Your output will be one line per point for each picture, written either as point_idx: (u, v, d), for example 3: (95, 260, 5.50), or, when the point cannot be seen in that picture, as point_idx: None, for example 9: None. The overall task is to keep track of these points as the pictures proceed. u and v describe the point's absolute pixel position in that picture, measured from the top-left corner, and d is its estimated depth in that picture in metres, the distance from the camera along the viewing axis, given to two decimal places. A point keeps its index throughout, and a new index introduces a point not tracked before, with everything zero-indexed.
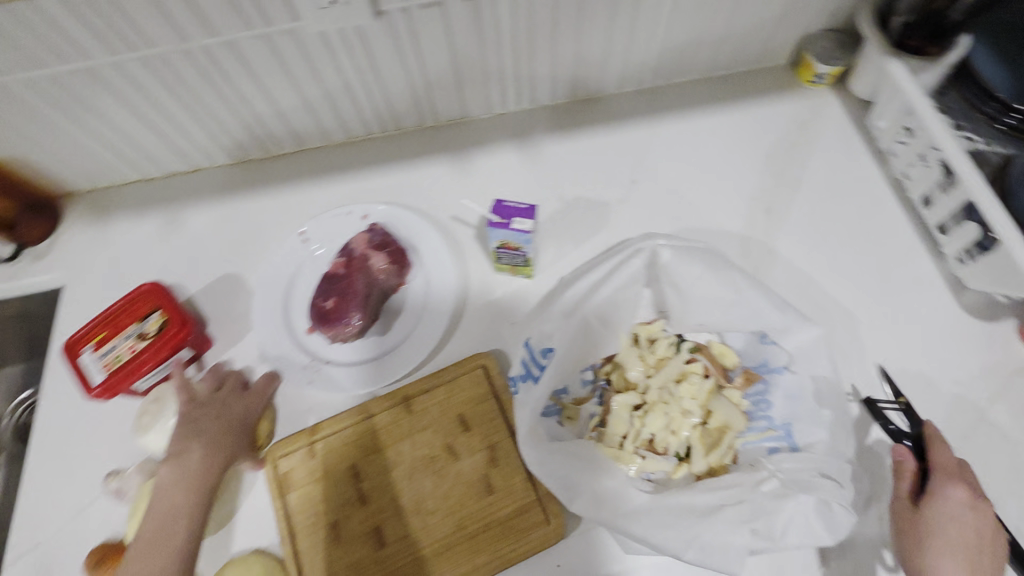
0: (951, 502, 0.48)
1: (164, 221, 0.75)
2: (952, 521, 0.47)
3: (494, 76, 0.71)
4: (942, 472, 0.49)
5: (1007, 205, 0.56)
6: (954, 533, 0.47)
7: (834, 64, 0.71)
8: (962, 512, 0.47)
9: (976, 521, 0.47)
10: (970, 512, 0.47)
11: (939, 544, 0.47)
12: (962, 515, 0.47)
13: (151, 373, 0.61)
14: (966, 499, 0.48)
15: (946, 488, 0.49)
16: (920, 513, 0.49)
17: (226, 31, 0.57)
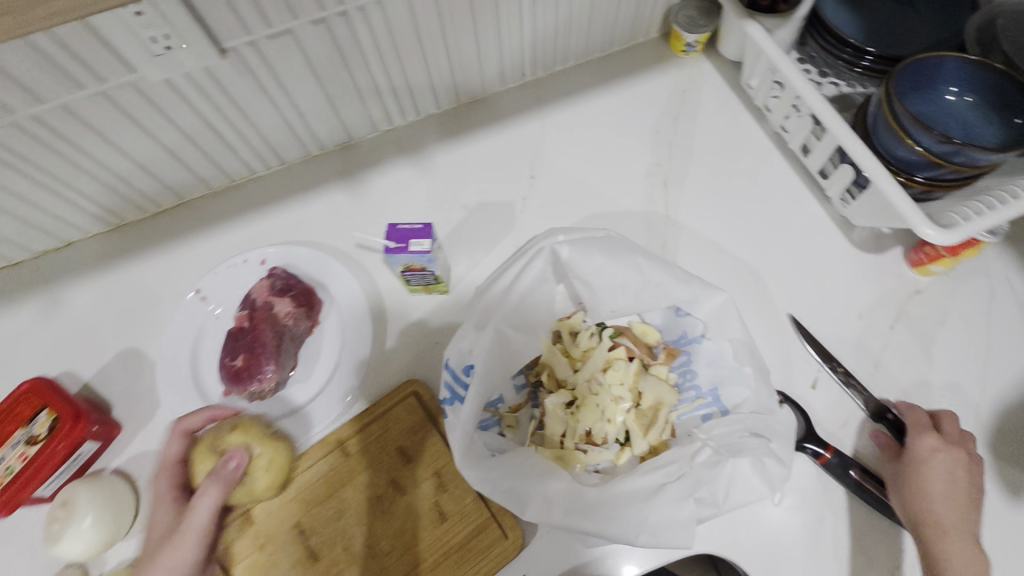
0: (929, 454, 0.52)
1: (41, 306, 0.69)
2: (929, 469, 0.51)
3: (370, 94, 0.69)
4: (917, 426, 0.54)
5: (871, 142, 0.59)
6: (938, 479, 0.51)
7: (700, 32, 0.73)
8: (938, 458, 0.52)
9: (953, 466, 0.51)
10: (946, 457, 0.52)
11: (922, 492, 0.51)
12: (940, 463, 0.52)
13: (50, 479, 0.55)
14: (940, 445, 0.52)
15: (922, 441, 0.53)
16: (904, 469, 0.53)
17: (54, 96, 0.52)
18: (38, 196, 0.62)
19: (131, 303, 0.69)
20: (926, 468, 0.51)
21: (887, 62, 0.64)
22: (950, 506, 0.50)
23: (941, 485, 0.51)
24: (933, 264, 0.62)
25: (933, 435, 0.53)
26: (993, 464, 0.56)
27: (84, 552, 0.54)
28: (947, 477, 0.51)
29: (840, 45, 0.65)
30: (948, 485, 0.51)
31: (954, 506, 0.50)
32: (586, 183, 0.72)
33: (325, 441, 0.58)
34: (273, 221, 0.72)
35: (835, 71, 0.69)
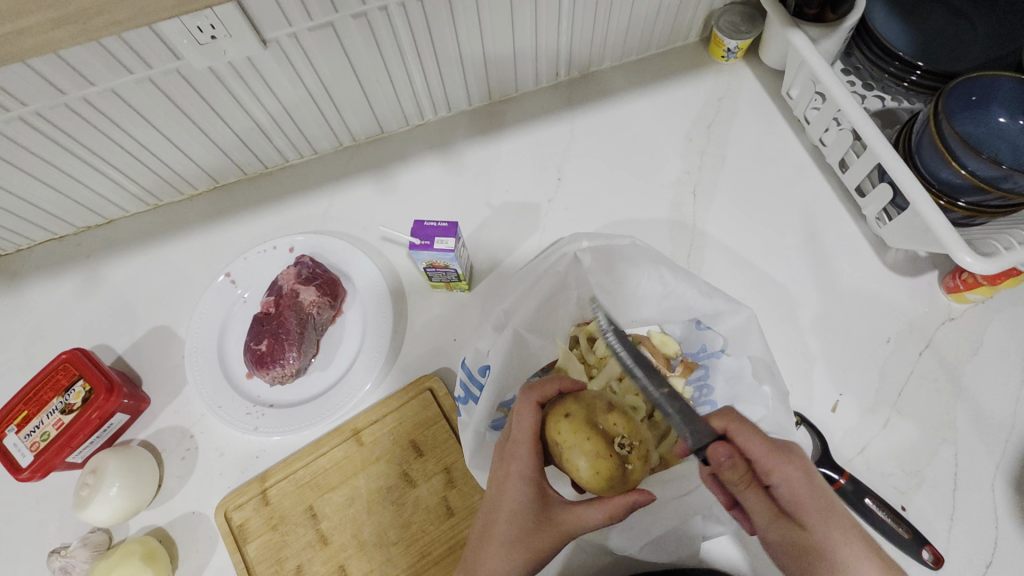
0: (792, 492, 0.47)
1: (81, 279, 0.72)
2: (802, 513, 0.45)
3: (405, 88, 0.70)
4: (772, 461, 0.48)
5: (914, 162, 0.57)
6: (817, 530, 0.44)
7: (742, 38, 0.71)
8: (798, 496, 0.46)
9: (818, 499, 0.46)
10: (807, 489, 0.46)
11: (809, 555, 0.44)
12: (804, 500, 0.46)
13: (83, 446, 0.59)
14: (800, 475, 0.47)
15: (782, 477, 0.47)
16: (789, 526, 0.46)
17: (104, 79, 0.54)
18: (84, 175, 0.64)
19: (165, 282, 0.71)
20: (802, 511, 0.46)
21: (936, 78, 0.61)
22: (853, 562, 0.42)
23: (824, 541, 0.44)
24: (969, 292, 0.60)
25: (794, 462, 0.48)
26: (1018, 504, 0.54)
27: (109, 518, 0.57)
28: (831, 527, 0.44)
29: (887, 59, 0.63)
30: (844, 543, 0.43)
31: (854, 567, 0.42)
32: (614, 187, 0.72)
33: (341, 429, 0.60)
34: (303, 210, 0.74)
35: (880, 84, 0.67)
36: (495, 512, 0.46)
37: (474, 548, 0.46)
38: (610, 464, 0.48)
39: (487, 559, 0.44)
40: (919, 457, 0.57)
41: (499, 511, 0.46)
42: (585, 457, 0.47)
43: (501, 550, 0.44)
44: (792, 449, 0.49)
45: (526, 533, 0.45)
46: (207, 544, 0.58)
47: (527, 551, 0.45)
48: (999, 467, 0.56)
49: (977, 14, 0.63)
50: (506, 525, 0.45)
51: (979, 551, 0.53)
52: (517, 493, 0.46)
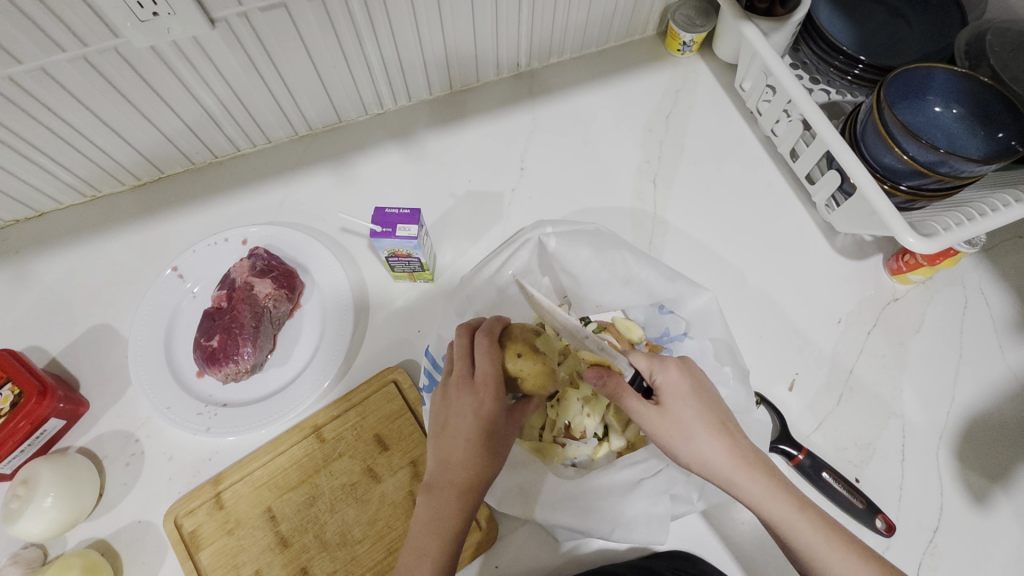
0: (669, 384, 0.48)
1: (9, 277, 0.66)
2: (678, 396, 0.47)
3: (363, 76, 0.68)
4: (654, 364, 0.49)
5: (859, 149, 0.59)
6: (688, 410, 0.47)
7: (697, 31, 0.73)
8: (683, 386, 0.48)
9: (696, 387, 0.48)
10: (686, 380, 0.48)
11: (679, 431, 0.47)
12: (680, 389, 0.48)
13: (12, 455, 0.54)
14: (678, 372, 0.48)
15: (662, 376, 0.48)
16: (659, 409, 0.47)
17: (32, 57, 0.50)
18: (13, 164, 0.60)
19: (105, 278, 0.67)
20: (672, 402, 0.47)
21: (876, 72, 0.64)
22: (719, 433, 0.46)
23: (692, 416, 0.47)
24: (912, 273, 0.63)
25: (673, 363, 0.49)
26: (962, 472, 0.57)
27: (43, 532, 0.52)
28: (696, 403, 0.47)
29: (832, 53, 0.66)
30: (706, 418, 0.47)
31: (718, 436, 0.46)
32: (576, 177, 0.72)
33: (301, 426, 0.57)
34: (256, 201, 0.71)
35: (825, 78, 0.70)
36: (471, 435, 0.47)
37: (452, 468, 0.47)
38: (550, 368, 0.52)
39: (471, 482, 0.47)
40: (871, 431, 0.59)
41: (474, 432, 0.47)
42: (528, 362, 0.51)
43: (478, 471, 0.47)
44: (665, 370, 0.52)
45: (495, 454, 0.48)
46: (155, 555, 0.54)
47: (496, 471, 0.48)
48: (943, 437, 0.59)
49: (913, 13, 0.67)
50: (480, 447, 0.47)
51: (926, 517, 0.56)
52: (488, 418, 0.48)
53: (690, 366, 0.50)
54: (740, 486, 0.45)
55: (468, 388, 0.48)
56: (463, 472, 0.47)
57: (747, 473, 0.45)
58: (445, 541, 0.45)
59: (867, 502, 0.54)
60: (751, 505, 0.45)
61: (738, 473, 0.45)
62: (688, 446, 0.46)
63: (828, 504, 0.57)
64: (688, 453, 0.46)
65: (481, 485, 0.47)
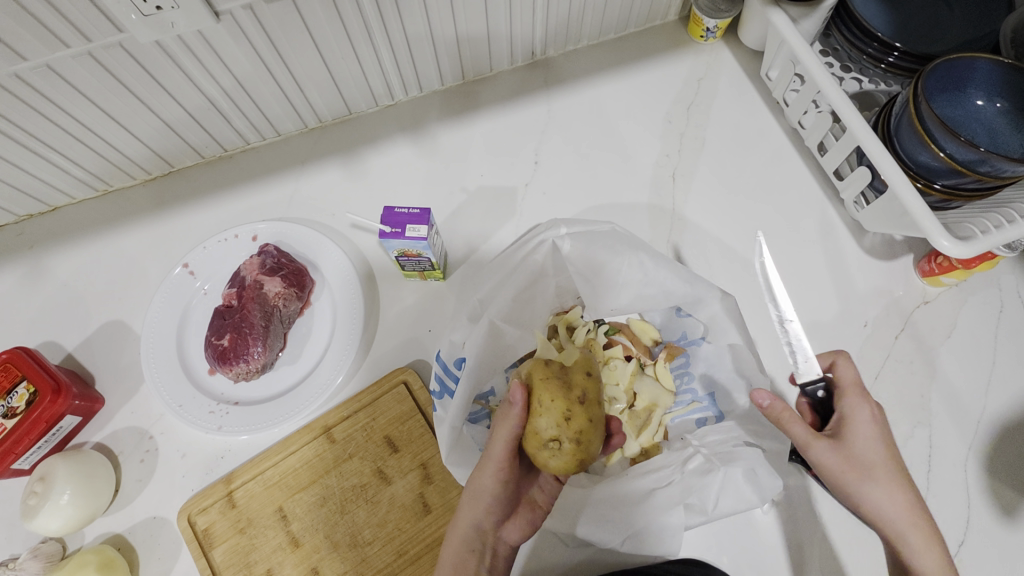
0: (856, 421, 0.45)
1: (25, 271, 0.67)
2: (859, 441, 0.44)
3: (372, 67, 0.66)
4: (851, 396, 0.46)
5: (893, 145, 0.56)
6: (878, 453, 0.44)
7: (722, 17, 0.69)
8: (871, 425, 0.45)
9: (884, 428, 0.45)
10: (876, 419, 0.45)
11: (858, 470, 0.44)
12: (866, 428, 0.45)
13: (29, 452, 0.55)
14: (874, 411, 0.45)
15: (854, 408, 0.46)
16: (839, 444, 0.45)
17: (36, 54, 0.49)
18: (24, 160, 0.60)
19: (118, 274, 0.67)
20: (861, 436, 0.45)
21: (914, 60, 0.60)
22: (890, 486, 0.44)
23: (875, 461, 0.44)
24: (945, 276, 0.60)
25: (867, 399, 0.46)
26: (991, 484, 0.55)
27: (61, 528, 0.53)
28: (882, 446, 0.44)
29: (866, 40, 0.62)
30: (887, 463, 0.44)
31: (895, 488, 0.44)
32: (592, 171, 0.70)
33: (311, 427, 0.57)
34: (266, 196, 0.70)
35: (858, 66, 0.66)
36: (487, 456, 0.48)
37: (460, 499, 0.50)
38: (561, 410, 0.47)
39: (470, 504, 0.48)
40: (896, 440, 0.57)
41: (489, 461, 0.48)
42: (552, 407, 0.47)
43: (472, 501, 0.48)
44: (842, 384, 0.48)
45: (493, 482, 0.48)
46: (170, 551, 0.55)
47: (491, 506, 0.48)
48: (972, 447, 0.56)
49: None
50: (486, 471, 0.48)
51: (951, 530, 0.54)
52: (501, 446, 0.48)
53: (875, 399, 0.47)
54: (899, 539, 0.44)
55: (504, 413, 0.49)
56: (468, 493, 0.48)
57: (908, 528, 0.43)
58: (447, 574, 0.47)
59: None
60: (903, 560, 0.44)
61: (899, 523, 0.43)
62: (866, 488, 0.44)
63: None
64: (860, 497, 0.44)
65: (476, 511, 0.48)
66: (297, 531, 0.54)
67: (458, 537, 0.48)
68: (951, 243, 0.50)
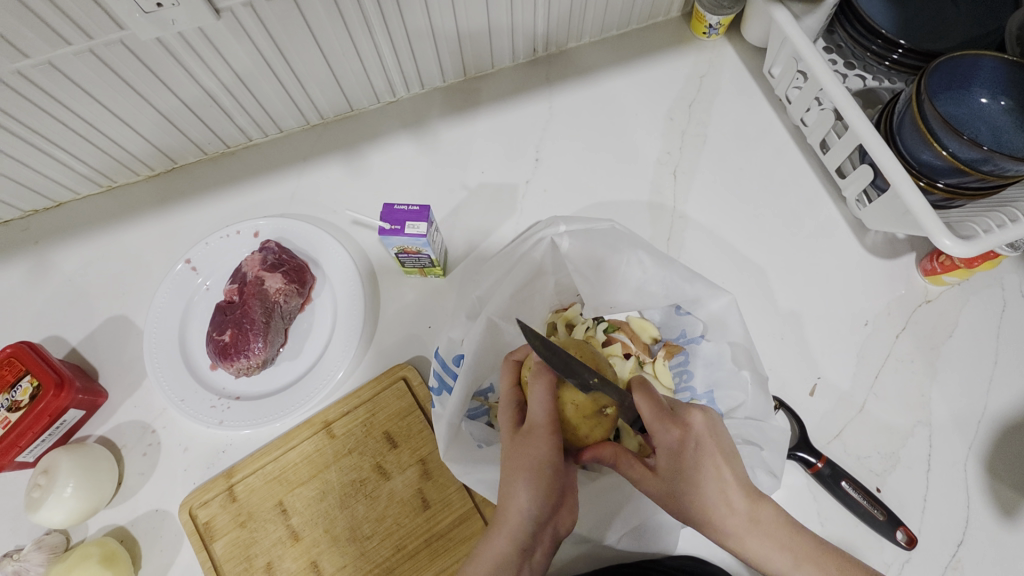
0: (667, 451, 0.47)
1: (30, 266, 0.68)
2: (680, 467, 0.46)
3: (373, 63, 0.66)
4: (654, 426, 0.47)
5: (896, 143, 0.56)
6: (692, 480, 0.46)
7: (724, 14, 0.69)
8: (681, 451, 0.46)
9: (698, 450, 0.46)
10: (687, 445, 0.46)
11: (678, 504, 0.46)
12: (678, 456, 0.46)
13: (33, 445, 0.55)
14: (679, 437, 0.46)
15: (662, 441, 0.47)
16: (658, 477, 0.47)
17: (39, 51, 0.49)
18: (28, 156, 0.60)
19: (121, 269, 0.67)
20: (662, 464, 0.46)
21: (918, 57, 0.59)
22: (724, 496, 0.45)
23: (694, 490, 0.45)
24: (946, 275, 0.59)
25: (671, 427, 0.46)
26: (991, 485, 0.55)
27: (65, 520, 0.54)
28: (697, 471, 0.46)
29: (869, 37, 0.61)
30: (700, 489, 0.45)
31: (725, 507, 0.45)
32: (593, 168, 0.70)
33: (311, 422, 0.58)
34: (268, 192, 0.70)
35: (862, 63, 0.65)
36: (532, 424, 0.47)
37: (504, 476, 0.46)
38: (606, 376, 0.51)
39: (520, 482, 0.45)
40: (895, 440, 0.57)
41: (540, 425, 0.47)
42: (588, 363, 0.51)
43: (528, 474, 0.45)
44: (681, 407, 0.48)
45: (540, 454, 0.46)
46: (172, 543, 0.56)
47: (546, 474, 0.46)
48: (972, 447, 0.56)
49: None
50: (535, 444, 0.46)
51: (950, 530, 0.54)
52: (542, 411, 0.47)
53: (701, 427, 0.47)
54: (761, 554, 0.44)
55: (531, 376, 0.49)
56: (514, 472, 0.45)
57: (759, 538, 0.44)
58: (500, 556, 0.43)
59: (887, 513, 0.52)
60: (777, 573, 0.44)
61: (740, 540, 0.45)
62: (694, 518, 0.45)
63: (846, 513, 0.55)
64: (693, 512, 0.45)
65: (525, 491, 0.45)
66: (297, 525, 0.55)
67: (512, 516, 0.44)
68: (953, 241, 0.50)
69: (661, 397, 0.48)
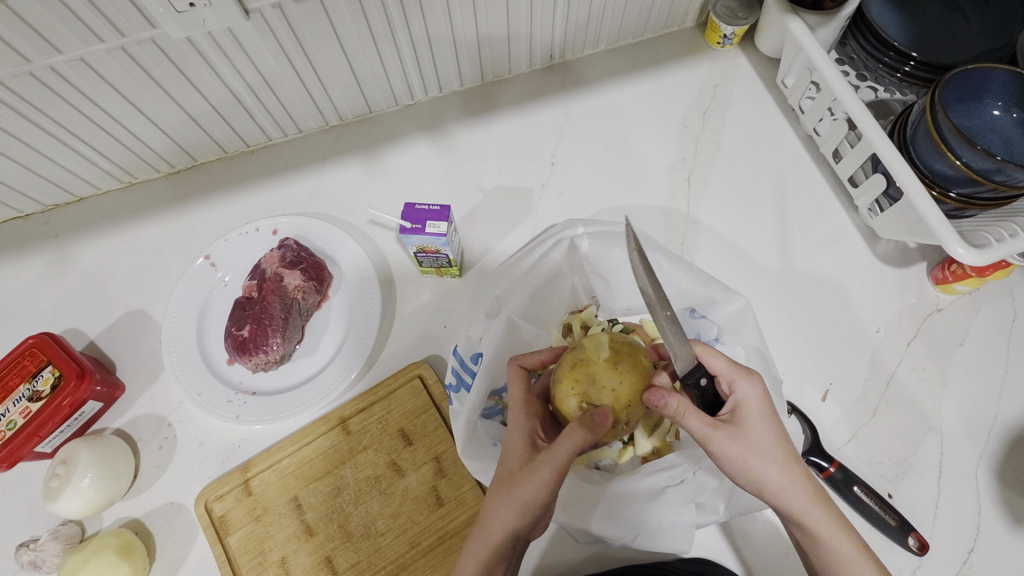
0: (750, 400, 0.47)
1: (50, 259, 0.68)
2: (753, 423, 0.46)
3: (393, 66, 0.67)
4: (741, 376, 0.47)
5: (909, 153, 0.57)
6: (768, 433, 0.46)
7: (739, 24, 0.70)
8: (763, 405, 0.47)
9: (773, 408, 0.47)
10: (766, 401, 0.47)
11: (754, 452, 0.45)
12: (760, 407, 0.46)
13: (52, 436, 0.56)
14: (763, 392, 0.47)
15: (745, 390, 0.47)
16: (736, 426, 0.46)
17: (72, 47, 0.50)
18: (53, 151, 0.61)
19: (140, 264, 0.68)
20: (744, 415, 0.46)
21: (930, 69, 0.60)
22: (794, 462, 0.45)
23: (771, 441, 0.45)
24: (958, 283, 0.60)
25: (758, 380, 0.47)
26: (1001, 493, 0.55)
27: (81, 511, 0.54)
28: (774, 425, 0.46)
29: (882, 49, 0.62)
30: (775, 443, 0.45)
31: (791, 465, 0.45)
32: (609, 174, 0.71)
33: (327, 418, 0.58)
34: (287, 191, 0.71)
35: (873, 75, 0.66)
36: (548, 461, 0.44)
37: (494, 494, 0.46)
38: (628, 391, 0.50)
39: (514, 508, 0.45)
40: (906, 446, 0.57)
41: (550, 466, 0.44)
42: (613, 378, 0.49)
43: (520, 504, 0.45)
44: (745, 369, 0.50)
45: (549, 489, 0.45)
46: (186, 537, 0.56)
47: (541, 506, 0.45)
48: (983, 455, 0.56)
49: (971, 7, 0.63)
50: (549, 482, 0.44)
51: (961, 537, 0.54)
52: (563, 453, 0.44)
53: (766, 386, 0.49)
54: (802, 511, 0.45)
55: (578, 425, 0.44)
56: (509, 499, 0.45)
57: (808, 501, 0.45)
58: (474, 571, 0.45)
59: (900, 519, 0.53)
60: (814, 536, 0.45)
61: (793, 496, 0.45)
62: (764, 467, 0.45)
63: (857, 518, 0.55)
64: (766, 471, 0.45)
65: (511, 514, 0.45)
66: (310, 520, 0.55)
67: (493, 531, 0.46)
68: (965, 248, 0.50)
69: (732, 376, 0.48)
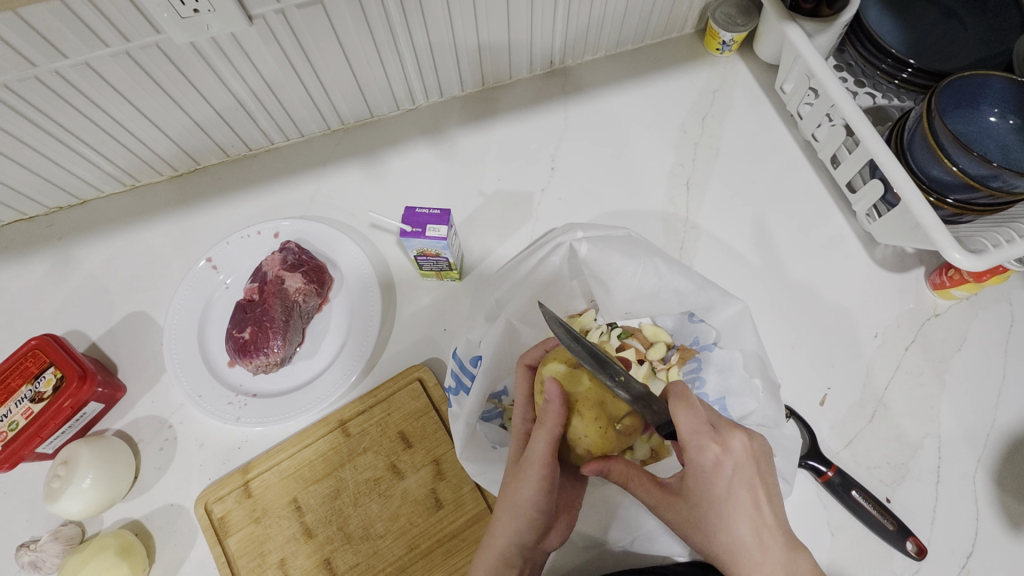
0: (699, 466, 0.45)
1: (53, 261, 0.69)
2: (700, 496, 0.45)
3: (395, 72, 0.68)
4: (688, 443, 0.44)
5: (906, 159, 0.57)
6: (720, 511, 0.44)
7: (738, 31, 0.71)
8: (716, 471, 0.44)
9: (732, 473, 0.44)
10: (721, 467, 0.44)
11: (696, 525, 0.45)
12: (709, 473, 0.44)
13: (54, 437, 0.56)
14: (714, 460, 0.44)
15: (695, 459, 0.45)
16: (682, 493, 0.46)
17: (77, 52, 0.51)
18: (57, 154, 0.61)
19: (142, 267, 0.69)
20: (693, 485, 0.45)
21: (927, 76, 0.61)
22: (749, 536, 0.43)
23: (717, 516, 0.44)
24: (956, 289, 0.60)
25: (711, 443, 0.44)
26: (999, 497, 0.55)
27: (82, 511, 0.54)
28: (724, 491, 0.44)
29: (879, 55, 0.63)
30: (725, 518, 0.44)
31: (742, 542, 0.43)
32: (608, 179, 0.71)
33: (327, 421, 0.58)
34: (288, 194, 0.72)
35: (871, 81, 0.67)
36: (529, 462, 0.47)
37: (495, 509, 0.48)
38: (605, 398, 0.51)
39: (507, 521, 0.47)
40: (904, 451, 0.58)
41: (532, 467, 0.47)
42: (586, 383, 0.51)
43: (517, 512, 0.47)
44: (724, 426, 0.46)
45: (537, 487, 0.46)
46: (186, 538, 0.56)
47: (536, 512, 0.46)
48: (981, 460, 0.57)
49: (968, 14, 0.63)
50: (535, 480, 0.46)
51: (960, 542, 0.54)
52: (540, 449, 0.47)
53: (739, 450, 0.44)
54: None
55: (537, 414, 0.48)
56: (501, 511, 0.47)
57: None
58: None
59: (897, 523, 0.53)
60: None
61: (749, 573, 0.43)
62: (709, 540, 0.44)
63: (856, 522, 0.56)
64: (709, 543, 0.44)
65: (510, 527, 0.47)
66: (309, 522, 0.55)
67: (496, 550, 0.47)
68: (962, 253, 0.50)
69: (703, 413, 0.46)
